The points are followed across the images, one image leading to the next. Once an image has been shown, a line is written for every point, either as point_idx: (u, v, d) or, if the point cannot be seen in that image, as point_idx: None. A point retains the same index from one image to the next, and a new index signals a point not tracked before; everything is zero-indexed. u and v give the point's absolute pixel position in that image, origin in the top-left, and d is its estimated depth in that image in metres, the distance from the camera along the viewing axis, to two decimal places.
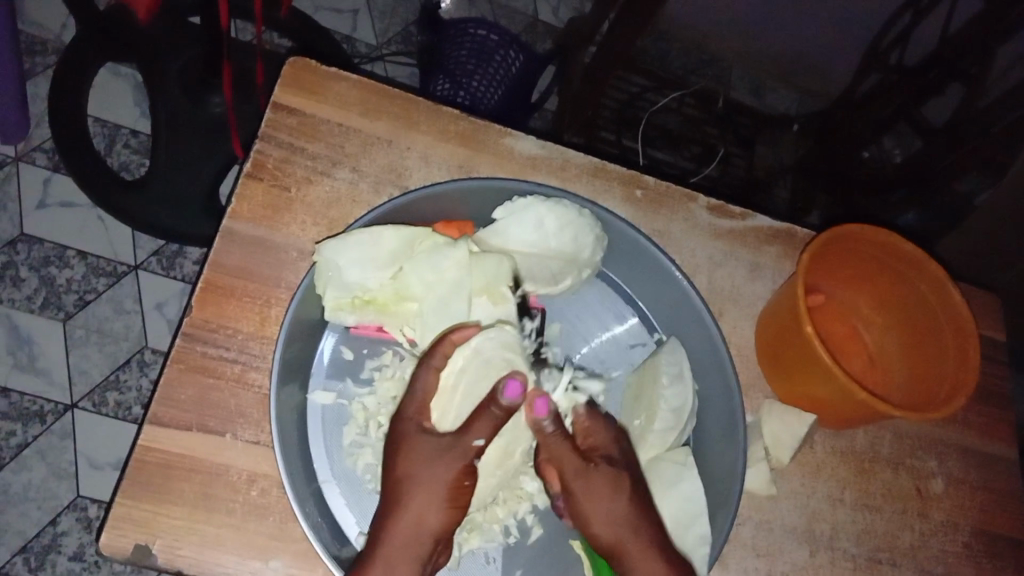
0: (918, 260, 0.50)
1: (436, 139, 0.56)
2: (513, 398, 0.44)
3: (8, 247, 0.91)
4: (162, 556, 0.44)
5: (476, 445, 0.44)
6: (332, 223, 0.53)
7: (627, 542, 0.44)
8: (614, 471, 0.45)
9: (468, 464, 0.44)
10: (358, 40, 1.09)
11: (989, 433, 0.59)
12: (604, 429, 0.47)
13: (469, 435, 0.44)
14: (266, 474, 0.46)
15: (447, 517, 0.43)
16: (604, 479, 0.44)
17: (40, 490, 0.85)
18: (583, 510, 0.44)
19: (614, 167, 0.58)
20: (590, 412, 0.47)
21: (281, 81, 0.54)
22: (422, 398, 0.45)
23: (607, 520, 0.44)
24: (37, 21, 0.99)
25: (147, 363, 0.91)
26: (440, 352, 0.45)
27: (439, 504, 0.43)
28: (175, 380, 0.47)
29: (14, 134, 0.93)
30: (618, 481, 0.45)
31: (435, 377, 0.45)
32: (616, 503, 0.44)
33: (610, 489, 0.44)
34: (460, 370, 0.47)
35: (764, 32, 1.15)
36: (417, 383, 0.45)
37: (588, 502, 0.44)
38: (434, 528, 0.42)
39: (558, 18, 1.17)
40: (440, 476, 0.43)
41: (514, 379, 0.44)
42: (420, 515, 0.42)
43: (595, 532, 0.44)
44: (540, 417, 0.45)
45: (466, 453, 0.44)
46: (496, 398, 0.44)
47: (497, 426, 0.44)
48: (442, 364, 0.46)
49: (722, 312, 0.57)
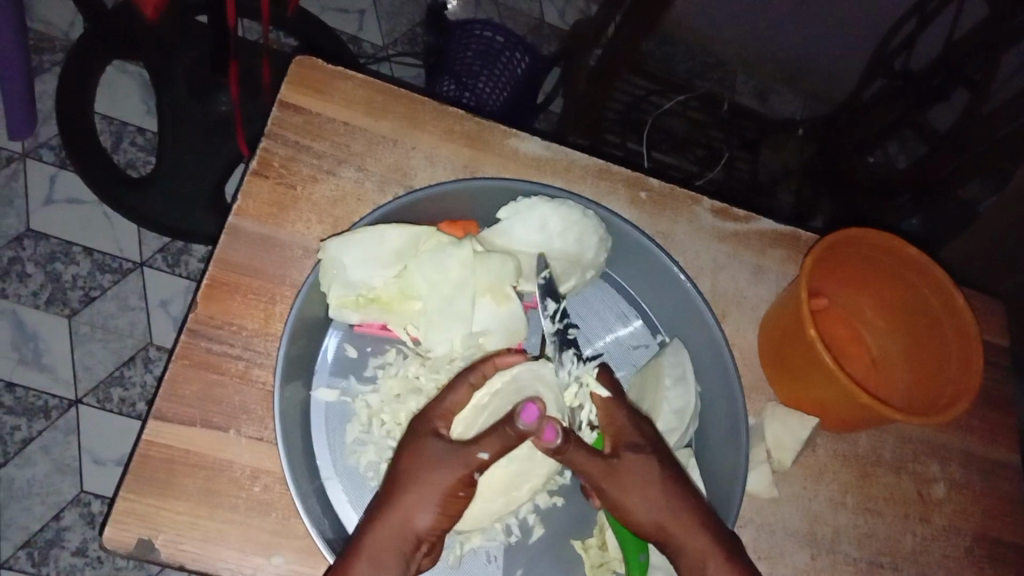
0: (924, 265, 0.50)
1: (443, 139, 0.56)
2: (530, 423, 0.42)
3: (14, 243, 0.91)
4: (165, 550, 0.44)
5: (480, 458, 0.43)
6: (337, 221, 0.53)
7: (670, 525, 0.44)
8: (642, 459, 0.45)
9: (468, 474, 0.43)
10: (365, 40, 1.09)
11: (991, 437, 0.59)
12: (620, 418, 0.46)
13: (475, 447, 0.43)
14: (270, 470, 0.47)
15: (436, 521, 0.42)
16: (636, 470, 0.44)
17: (43, 484, 0.85)
18: (622, 504, 0.44)
19: (618, 168, 0.59)
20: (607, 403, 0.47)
21: (288, 80, 0.55)
22: (449, 409, 0.45)
23: (649, 506, 0.44)
24: (47, 18, 0.99)
25: (151, 360, 0.92)
26: (479, 371, 0.46)
27: (431, 507, 0.42)
28: (179, 376, 0.47)
29: (23, 130, 0.94)
30: (648, 469, 0.44)
31: (467, 393, 0.45)
32: (653, 490, 0.44)
33: (644, 477, 0.44)
34: (496, 391, 0.47)
35: (770, 36, 1.16)
36: (447, 396, 0.45)
37: (625, 495, 0.44)
38: (420, 529, 0.42)
39: (564, 20, 1.17)
40: (438, 479, 0.42)
41: (533, 404, 0.42)
42: (411, 514, 0.42)
43: (639, 520, 0.44)
44: (551, 443, 0.42)
45: (468, 462, 0.43)
46: (512, 421, 0.42)
47: (506, 446, 0.43)
48: (479, 381, 0.46)
49: (725, 314, 0.57)
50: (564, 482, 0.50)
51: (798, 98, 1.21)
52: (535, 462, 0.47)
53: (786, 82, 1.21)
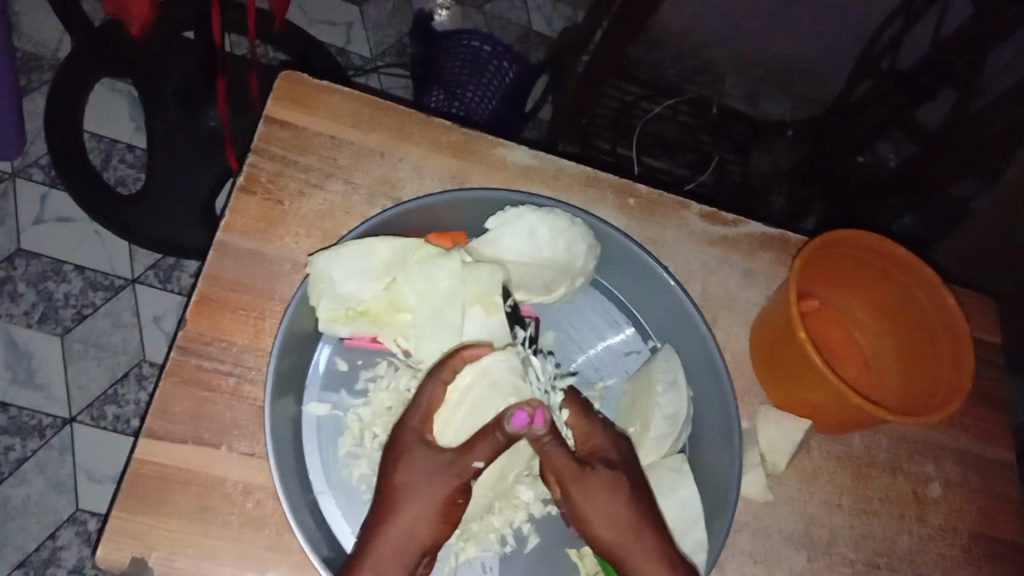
0: (912, 265, 0.50)
1: (430, 150, 0.56)
2: (519, 428, 0.42)
3: (5, 263, 0.91)
4: (157, 569, 0.44)
5: (475, 466, 0.43)
6: (326, 234, 0.53)
7: (629, 544, 0.44)
8: (614, 472, 0.45)
9: (463, 482, 0.43)
10: (353, 52, 1.09)
11: (985, 435, 0.59)
12: (602, 434, 0.47)
13: (470, 457, 0.43)
14: (262, 485, 0.46)
15: (436, 530, 0.43)
16: (603, 484, 0.45)
17: (38, 504, 0.85)
18: (584, 512, 0.44)
19: (606, 175, 0.59)
20: (586, 420, 0.47)
21: (274, 95, 0.55)
22: (427, 411, 0.45)
23: (608, 522, 0.44)
24: (34, 38, 0.99)
25: (145, 376, 0.91)
26: (449, 366, 0.45)
27: (430, 519, 0.43)
28: (170, 393, 0.47)
29: (11, 150, 0.94)
30: (617, 483, 0.45)
31: (441, 390, 0.45)
32: (618, 507, 0.44)
33: (610, 491, 0.45)
34: (466, 385, 0.46)
35: (757, 39, 1.16)
36: (422, 396, 0.45)
37: (589, 504, 0.44)
38: (425, 540, 0.43)
39: (552, 28, 1.18)
40: (436, 490, 0.43)
41: (522, 410, 0.43)
42: (410, 529, 0.42)
43: (597, 534, 0.44)
44: (537, 427, 0.43)
45: (463, 473, 0.43)
46: (501, 425, 0.42)
47: (497, 451, 0.43)
48: (450, 377, 0.45)
49: (716, 318, 0.57)
50: None
51: (788, 99, 1.22)
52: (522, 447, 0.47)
53: (775, 84, 1.22)
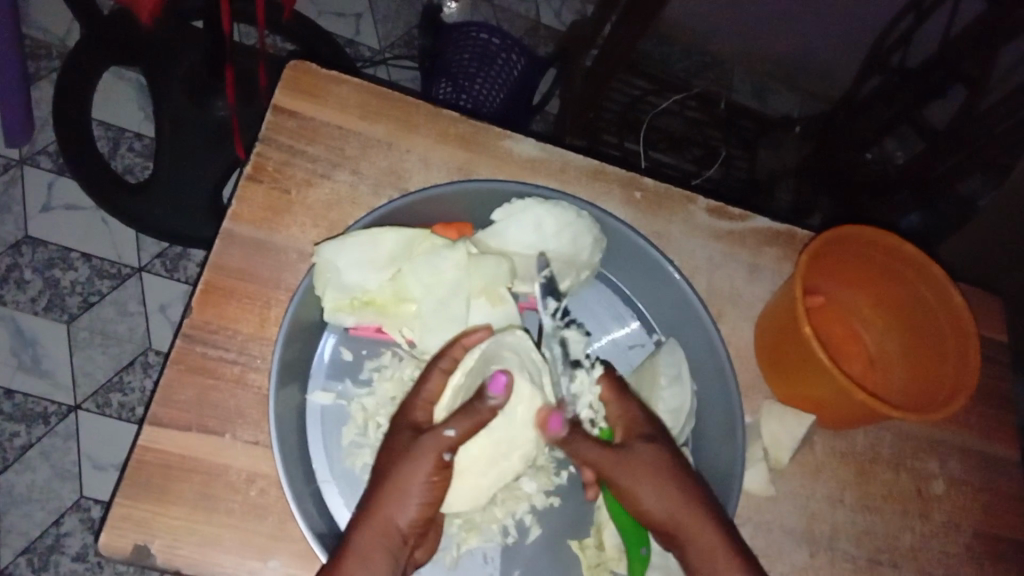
0: (919, 262, 0.50)
1: (436, 141, 0.56)
2: (499, 394, 0.44)
3: (12, 250, 0.92)
4: (161, 556, 0.44)
5: (448, 436, 0.43)
6: (332, 224, 0.53)
7: (682, 516, 0.44)
8: (654, 449, 0.45)
9: (440, 457, 0.43)
10: (361, 44, 1.09)
11: (990, 434, 0.59)
12: (636, 410, 0.47)
13: (443, 427, 0.43)
14: (266, 474, 0.47)
15: (418, 513, 0.42)
16: (646, 461, 0.45)
17: (43, 490, 0.86)
18: (631, 491, 0.45)
19: (613, 169, 0.59)
20: (621, 397, 0.47)
21: (281, 84, 0.55)
22: (425, 399, 0.45)
23: (658, 497, 0.44)
24: (42, 25, 1.00)
25: (150, 364, 0.92)
26: (449, 356, 0.46)
27: (410, 500, 0.42)
28: (175, 381, 0.47)
29: (18, 138, 0.94)
30: (659, 460, 0.45)
31: (439, 379, 0.45)
32: (665, 482, 0.45)
33: (654, 469, 0.45)
34: (469, 370, 0.46)
35: (766, 34, 1.16)
36: (422, 386, 0.45)
37: (635, 482, 0.45)
38: (405, 522, 0.42)
39: (560, 21, 1.18)
40: (413, 470, 0.42)
41: (500, 375, 0.45)
42: (391, 512, 0.42)
43: (648, 509, 0.45)
44: (556, 431, 0.46)
45: (438, 446, 0.43)
46: (482, 396, 0.44)
47: (478, 422, 0.44)
48: (451, 367, 0.46)
49: (722, 313, 0.57)
50: (561, 481, 0.50)
51: (796, 95, 1.22)
52: (516, 428, 0.47)
53: (783, 80, 1.21)
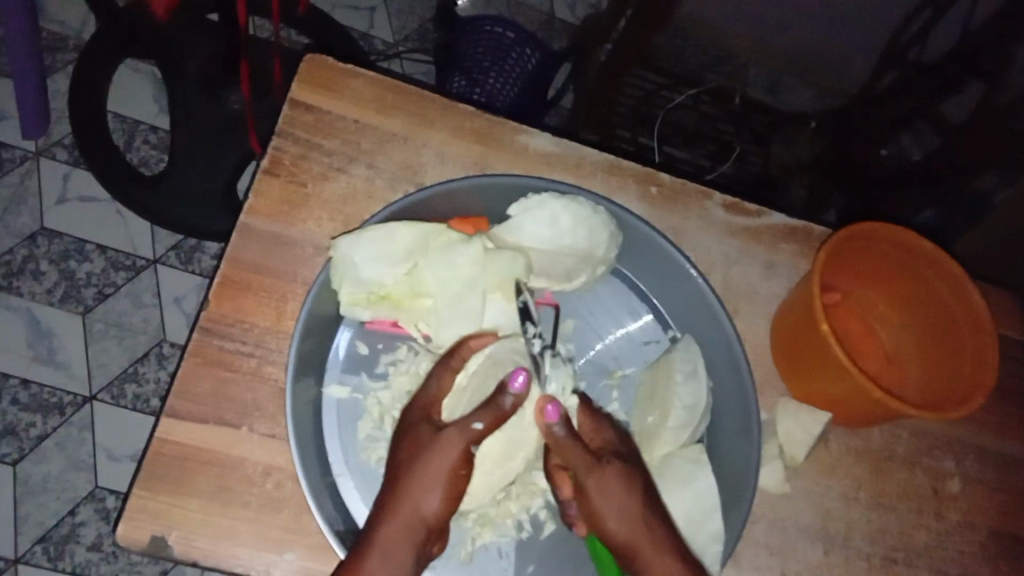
0: (936, 259, 0.49)
1: (453, 135, 0.56)
2: (519, 391, 0.45)
3: (29, 241, 0.92)
4: (179, 547, 0.44)
5: (475, 428, 0.44)
6: (348, 218, 0.53)
7: (640, 539, 0.43)
8: (627, 467, 0.45)
9: (466, 450, 0.44)
10: (375, 37, 1.09)
11: (1008, 433, 0.58)
12: (608, 430, 0.47)
13: (469, 419, 0.44)
14: (282, 467, 0.47)
15: (443, 505, 0.43)
16: (617, 476, 0.44)
17: (59, 480, 0.86)
18: (597, 506, 0.44)
19: (629, 164, 0.58)
20: (595, 415, 0.47)
21: (298, 78, 0.55)
22: (435, 396, 0.46)
23: (621, 517, 0.43)
24: (57, 17, 1.00)
25: (165, 356, 0.92)
26: (459, 355, 0.47)
27: (436, 493, 0.43)
28: (192, 373, 0.48)
29: (35, 130, 0.94)
30: (629, 477, 0.45)
31: (451, 378, 0.46)
32: (631, 503, 0.44)
33: (621, 485, 0.44)
34: (472, 373, 0.47)
35: (783, 28, 1.15)
36: (433, 380, 0.46)
37: (601, 497, 0.44)
38: (431, 513, 0.43)
39: (574, 15, 1.17)
40: (441, 462, 0.43)
41: (520, 372, 0.45)
42: (418, 503, 0.42)
43: (608, 528, 0.44)
44: (550, 422, 0.46)
45: (466, 438, 0.44)
46: (503, 391, 0.45)
47: (500, 417, 0.44)
48: (461, 365, 0.47)
49: (736, 310, 0.57)
50: None
51: (811, 90, 1.21)
52: (525, 426, 0.48)
53: (797, 74, 1.20)
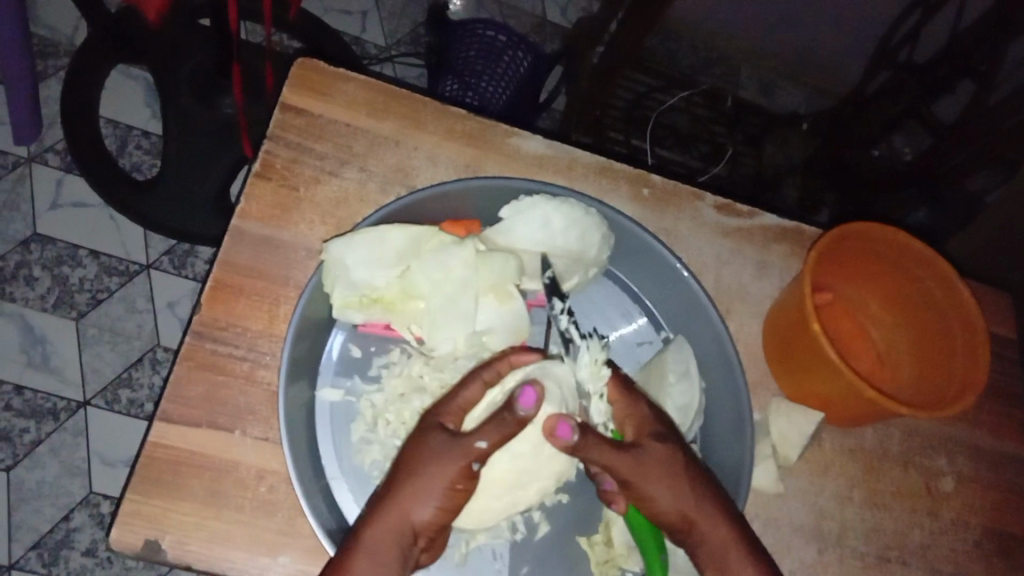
0: (927, 258, 0.50)
1: (444, 138, 0.56)
2: (527, 407, 0.43)
3: (22, 247, 0.92)
4: (172, 552, 0.44)
5: (478, 447, 0.43)
6: (340, 222, 0.53)
7: (694, 513, 0.44)
8: (667, 450, 0.45)
9: (468, 467, 0.43)
10: (368, 41, 1.09)
11: (1000, 432, 0.59)
12: (643, 409, 0.47)
13: (475, 437, 0.43)
14: (276, 470, 0.47)
15: (434, 515, 0.42)
16: (659, 460, 0.44)
17: (52, 486, 0.86)
18: (647, 492, 0.44)
19: (620, 166, 0.59)
20: (628, 396, 0.47)
21: (289, 82, 0.55)
22: (461, 407, 0.45)
23: (670, 497, 0.44)
24: (49, 23, 1.00)
25: (159, 361, 0.92)
26: (492, 368, 0.45)
27: (430, 502, 0.42)
28: (184, 378, 0.47)
29: (27, 135, 0.94)
30: (671, 458, 0.45)
31: (480, 390, 0.45)
32: (679, 482, 0.44)
33: (665, 470, 0.44)
34: (508, 389, 0.46)
35: (774, 31, 1.16)
36: (459, 392, 0.45)
37: (649, 484, 0.44)
38: (419, 521, 0.42)
39: (566, 18, 1.18)
40: (440, 474, 0.42)
41: (531, 389, 0.43)
42: (408, 510, 0.42)
43: (660, 507, 0.44)
44: (566, 441, 0.43)
45: (468, 455, 0.42)
46: (512, 407, 0.43)
47: (505, 435, 0.43)
48: (492, 378, 0.45)
49: (729, 310, 0.57)
50: (570, 479, 0.50)
51: (802, 92, 1.21)
52: (541, 459, 0.47)
53: (789, 76, 1.21)
